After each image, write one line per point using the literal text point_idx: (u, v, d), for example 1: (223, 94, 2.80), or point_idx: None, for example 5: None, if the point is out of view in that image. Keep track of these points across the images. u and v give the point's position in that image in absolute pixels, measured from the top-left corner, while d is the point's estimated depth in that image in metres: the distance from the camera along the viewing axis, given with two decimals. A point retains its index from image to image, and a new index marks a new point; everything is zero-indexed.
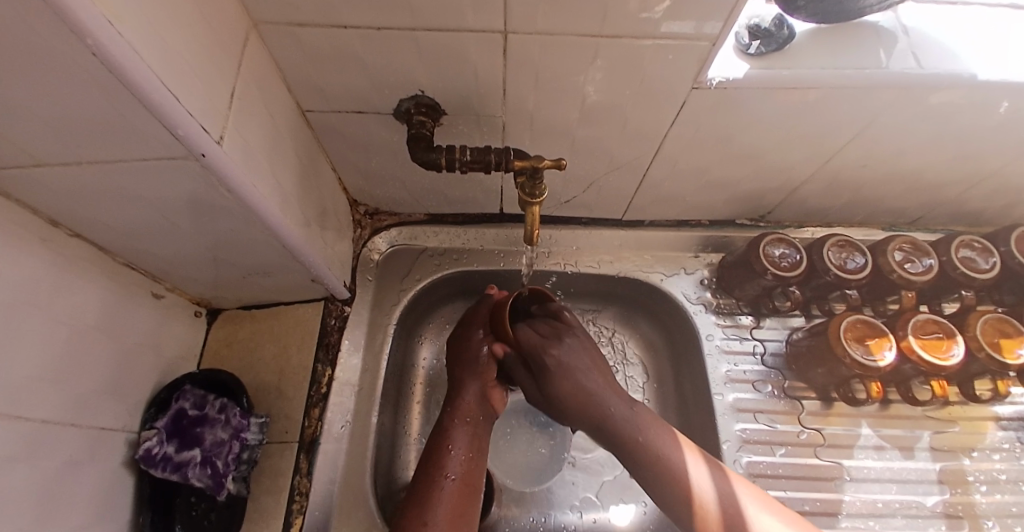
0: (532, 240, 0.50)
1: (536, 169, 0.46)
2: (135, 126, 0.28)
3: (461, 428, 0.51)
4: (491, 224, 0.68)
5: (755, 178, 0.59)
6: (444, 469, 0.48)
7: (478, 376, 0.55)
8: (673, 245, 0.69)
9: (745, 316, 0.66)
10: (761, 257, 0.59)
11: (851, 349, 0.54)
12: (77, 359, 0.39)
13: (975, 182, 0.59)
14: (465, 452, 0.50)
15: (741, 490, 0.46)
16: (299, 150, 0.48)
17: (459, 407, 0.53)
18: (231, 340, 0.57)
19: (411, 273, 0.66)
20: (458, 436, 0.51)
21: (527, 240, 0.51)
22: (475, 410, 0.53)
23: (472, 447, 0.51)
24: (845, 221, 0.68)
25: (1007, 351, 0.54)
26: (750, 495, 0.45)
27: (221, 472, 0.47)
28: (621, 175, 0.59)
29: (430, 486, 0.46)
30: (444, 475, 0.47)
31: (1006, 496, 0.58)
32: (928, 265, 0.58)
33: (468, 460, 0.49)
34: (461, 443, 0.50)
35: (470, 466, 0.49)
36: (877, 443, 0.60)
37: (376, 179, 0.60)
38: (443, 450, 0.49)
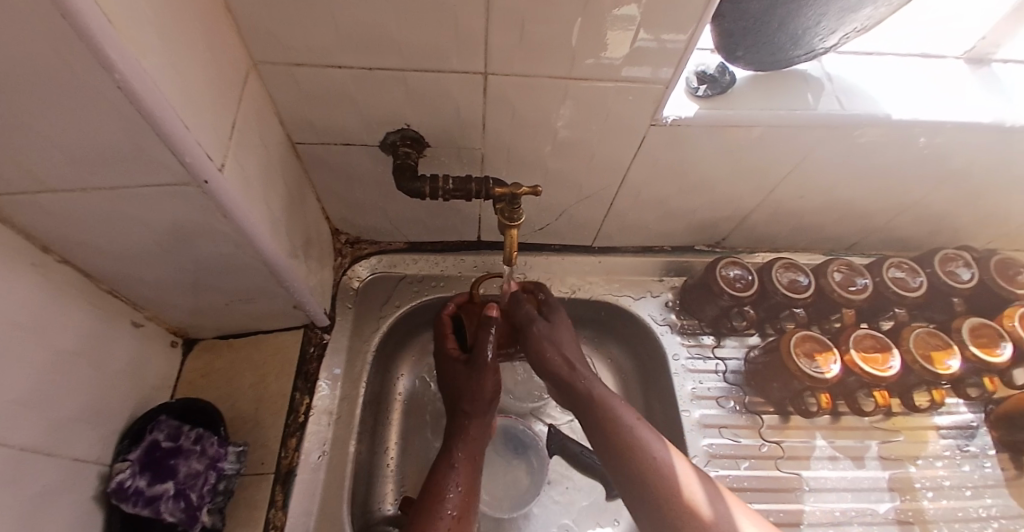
0: (510, 262, 0.53)
1: (515, 195, 0.49)
2: (144, 152, 0.30)
3: (456, 463, 0.51)
4: (468, 253, 0.71)
5: (710, 207, 0.65)
6: (440, 506, 0.46)
7: (472, 411, 0.54)
8: (640, 270, 0.74)
9: (707, 336, 0.70)
10: (718, 279, 0.64)
11: (801, 363, 0.58)
12: (56, 386, 0.38)
13: (898, 210, 0.67)
14: (462, 483, 0.49)
15: (739, 513, 0.45)
16: (287, 179, 0.50)
17: (460, 442, 0.53)
18: (207, 371, 0.56)
19: (388, 300, 0.67)
20: (454, 470, 0.50)
21: (505, 260, 0.53)
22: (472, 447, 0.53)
23: (468, 483, 0.50)
24: (791, 246, 0.75)
25: (938, 362, 0.60)
26: (748, 518, 0.45)
27: (195, 505, 0.45)
28: (591, 204, 0.64)
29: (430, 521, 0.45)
30: (440, 510, 0.46)
31: (950, 500, 0.62)
32: (863, 284, 0.64)
33: (463, 495, 0.48)
34: (458, 476, 0.49)
35: (467, 503, 0.48)
36: (831, 453, 0.63)
37: (358, 208, 0.62)
38: (440, 480, 0.49)
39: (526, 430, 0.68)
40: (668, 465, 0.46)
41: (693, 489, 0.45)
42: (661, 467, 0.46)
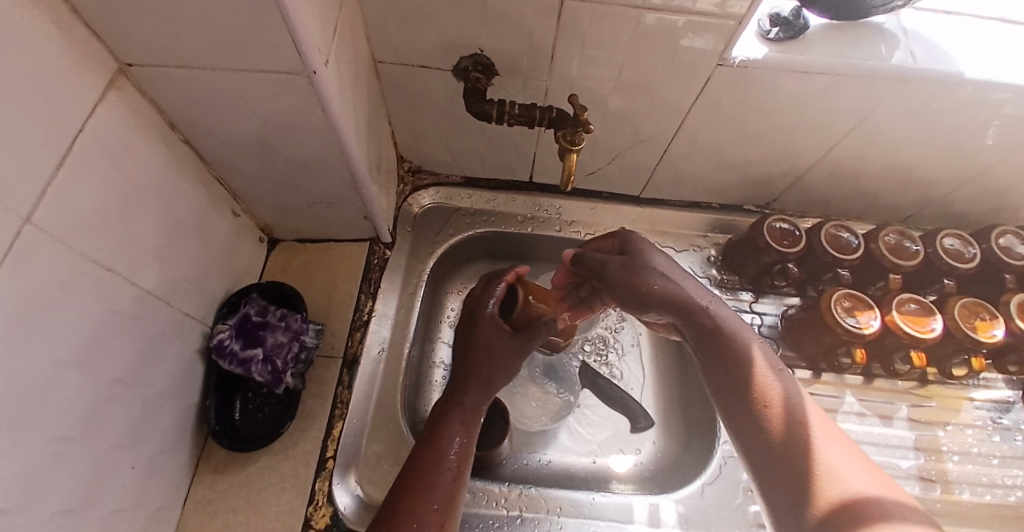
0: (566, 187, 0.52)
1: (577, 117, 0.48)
2: (269, 39, 0.35)
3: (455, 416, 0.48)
4: (521, 192, 0.76)
5: (762, 162, 0.66)
6: (434, 459, 0.44)
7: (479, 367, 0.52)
8: (685, 224, 0.76)
9: (745, 292, 0.72)
10: (764, 234, 0.65)
11: (840, 318, 0.58)
12: (175, 248, 0.46)
13: (961, 181, 0.65)
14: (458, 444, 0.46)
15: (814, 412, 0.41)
16: (371, 98, 0.55)
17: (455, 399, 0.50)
18: (287, 267, 0.63)
19: (444, 229, 0.73)
20: (451, 425, 0.47)
21: (562, 188, 0.53)
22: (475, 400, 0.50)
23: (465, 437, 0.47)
24: (843, 214, 0.74)
25: (983, 331, 0.58)
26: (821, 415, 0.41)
27: (280, 369, 0.52)
28: (644, 149, 0.66)
29: (419, 474, 0.43)
30: (435, 467, 0.43)
31: (977, 466, 0.59)
32: (915, 251, 0.63)
33: (461, 454, 0.46)
34: (454, 433, 0.47)
35: (463, 463, 0.45)
36: (859, 409, 0.62)
37: (425, 136, 0.67)
38: (434, 439, 0.46)
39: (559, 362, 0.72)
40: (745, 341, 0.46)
41: (764, 368, 0.44)
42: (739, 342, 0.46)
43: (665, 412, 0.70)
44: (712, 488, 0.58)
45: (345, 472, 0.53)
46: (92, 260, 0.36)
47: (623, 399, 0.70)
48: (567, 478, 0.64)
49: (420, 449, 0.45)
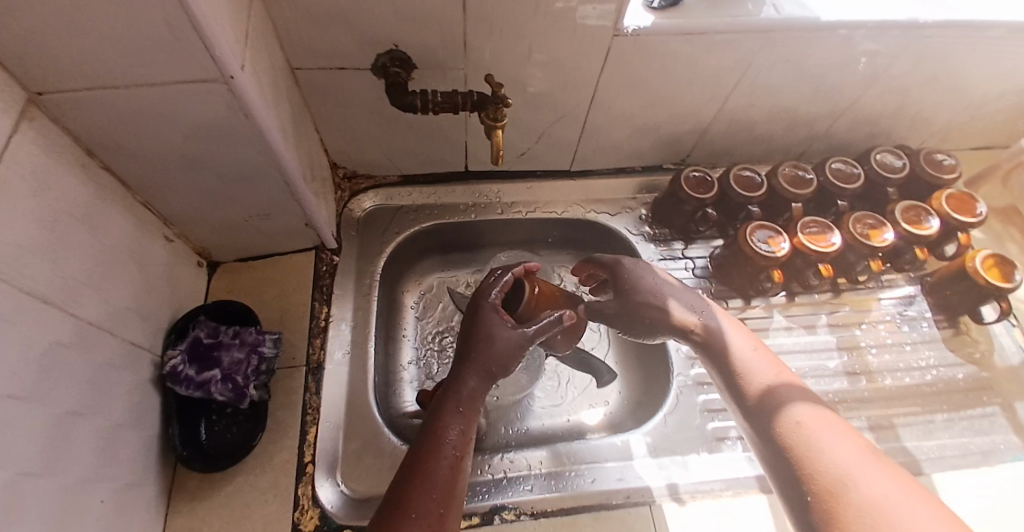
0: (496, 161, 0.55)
1: (497, 94, 0.52)
2: (180, 48, 0.35)
3: (451, 408, 0.46)
4: (459, 183, 0.79)
5: (672, 121, 0.73)
6: (432, 454, 0.42)
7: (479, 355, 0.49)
8: (615, 190, 0.82)
9: (677, 242, 0.79)
10: (683, 186, 0.72)
11: (753, 245, 0.66)
12: (111, 276, 0.44)
13: (836, 116, 0.74)
14: (455, 436, 0.44)
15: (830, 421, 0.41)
16: (293, 105, 0.56)
17: (457, 391, 0.47)
18: (231, 288, 0.62)
19: (390, 228, 0.74)
20: (448, 419, 0.45)
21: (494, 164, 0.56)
22: (472, 395, 0.48)
23: (463, 434, 0.44)
24: (749, 159, 0.83)
25: (874, 237, 0.67)
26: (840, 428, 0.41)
27: (241, 385, 0.52)
28: (566, 123, 0.71)
29: (414, 471, 0.40)
30: (435, 461, 0.41)
31: (891, 355, 0.67)
32: (808, 180, 0.72)
33: (458, 452, 0.43)
34: (451, 426, 0.44)
35: (459, 463, 0.42)
36: (786, 324, 0.70)
37: (354, 139, 0.68)
38: (433, 433, 0.44)
39: None
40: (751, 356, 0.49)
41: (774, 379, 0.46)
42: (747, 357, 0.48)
43: (626, 364, 0.75)
44: (675, 416, 0.63)
45: (328, 473, 0.53)
46: (27, 292, 0.35)
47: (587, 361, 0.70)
48: (546, 438, 0.68)
49: (423, 436, 0.43)
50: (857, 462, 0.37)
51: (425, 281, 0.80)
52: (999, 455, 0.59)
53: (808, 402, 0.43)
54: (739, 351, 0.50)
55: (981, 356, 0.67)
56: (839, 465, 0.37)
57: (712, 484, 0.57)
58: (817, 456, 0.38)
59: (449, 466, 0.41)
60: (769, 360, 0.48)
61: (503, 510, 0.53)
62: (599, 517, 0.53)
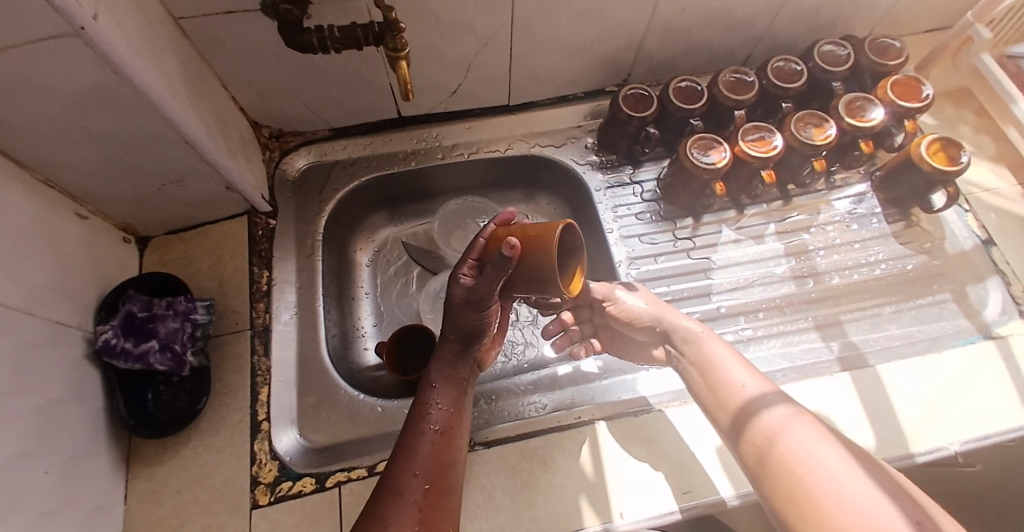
0: (407, 96, 0.51)
1: (388, 19, 0.47)
2: (13, 5, 0.30)
3: (434, 388, 0.48)
4: (395, 130, 0.75)
5: (603, 37, 0.69)
6: (419, 429, 0.45)
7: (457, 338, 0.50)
8: (559, 120, 0.79)
9: (626, 168, 0.77)
10: (620, 105, 0.69)
11: (689, 152, 0.65)
12: (18, 257, 0.43)
13: (776, 10, 0.70)
14: (438, 413, 0.46)
15: (797, 422, 0.43)
16: (184, 60, 0.53)
17: (435, 371, 0.49)
18: (165, 261, 0.62)
19: (327, 185, 0.72)
20: (432, 397, 0.47)
21: (405, 100, 0.52)
22: (452, 373, 0.49)
23: (448, 416, 0.47)
24: (692, 71, 0.79)
25: (818, 134, 0.64)
26: (806, 426, 0.42)
27: (180, 352, 0.52)
28: (492, 50, 0.67)
29: (400, 448, 0.43)
30: (421, 431, 0.44)
31: (842, 255, 0.67)
32: (751, 84, 0.69)
33: (441, 430, 0.45)
34: (434, 404, 0.47)
35: (445, 441, 0.45)
36: (735, 237, 0.70)
37: (269, 93, 0.65)
38: (418, 410, 0.46)
39: None
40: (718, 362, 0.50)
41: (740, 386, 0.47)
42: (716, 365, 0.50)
43: None
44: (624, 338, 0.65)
45: (286, 426, 0.55)
46: None
47: None
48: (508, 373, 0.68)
49: (409, 415, 0.46)
50: (828, 467, 0.38)
51: (378, 238, 0.79)
52: (948, 341, 0.59)
53: (785, 406, 0.44)
54: (717, 359, 0.50)
55: (931, 245, 0.66)
56: (809, 473, 0.38)
57: (663, 396, 0.58)
58: (792, 466, 0.39)
59: (433, 442, 0.44)
60: (742, 365, 0.50)
61: None
62: (550, 439, 0.55)
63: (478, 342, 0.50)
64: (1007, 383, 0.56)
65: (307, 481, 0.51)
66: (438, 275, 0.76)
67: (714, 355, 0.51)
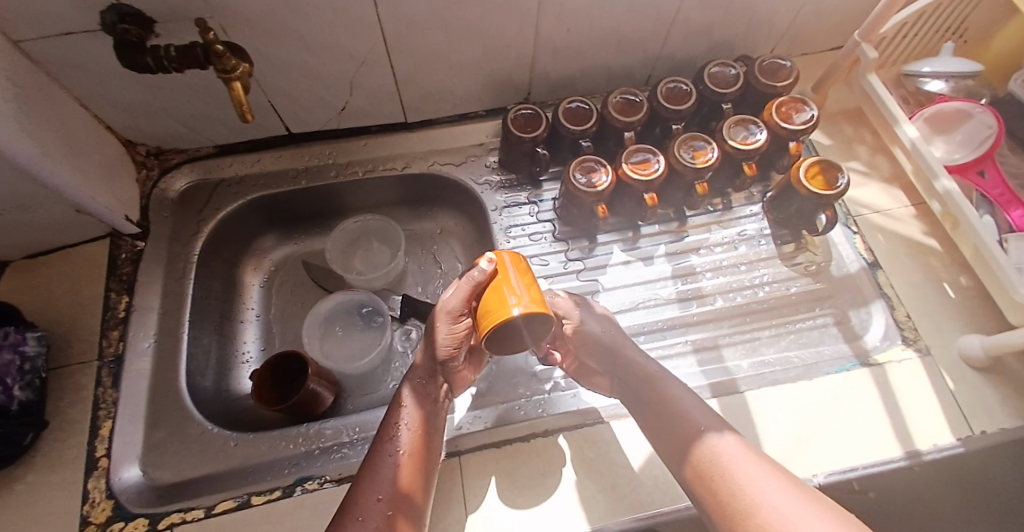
0: (244, 117, 0.47)
1: (206, 40, 0.44)
2: None
3: (403, 405, 0.48)
4: (285, 147, 0.73)
5: (490, 56, 0.67)
6: (385, 447, 0.45)
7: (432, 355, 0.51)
8: (459, 138, 0.77)
9: (527, 188, 0.76)
10: (511, 123, 0.69)
11: (573, 173, 0.65)
12: None
13: (666, 31, 0.69)
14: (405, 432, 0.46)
15: (744, 458, 0.41)
16: (22, 80, 0.48)
17: (403, 390, 0.50)
18: (20, 286, 0.61)
19: (208, 205, 0.69)
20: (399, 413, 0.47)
21: (246, 122, 0.49)
22: (421, 390, 0.49)
23: (417, 433, 0.46)
24: (594, 89, 0.79)
25: (699, 157, 0.65)
26: (756, 463, 0.41)
27: (11, 387, 0.50)
28: (372, 70, 0.64)
29: (366, 467, 0.44)
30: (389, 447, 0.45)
31: (727, 277, 0.68)
32: (639, 105, 0.69)
33: (410, 447, 0.45)
34: (402, 422, 0.47)
35: (413, 458, 0.44)
36: (624, 258, 0.70)
37: (136, 112, 0.62)
38: (385, 428, 0.46)
39: (370, 299, 0.73)
40: (674, 400, 0.48)
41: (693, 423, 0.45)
42: (671, 402, 0.48)
43: None
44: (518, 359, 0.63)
45: (133, 461, 0.53)
46: None
47: None
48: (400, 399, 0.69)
49: (377, 433, 0.46)
50: (783, 505, 0.37)
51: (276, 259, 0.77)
52: (824, 368, 0.59)
53: (736, 442, 0.43)
54: (675, 394, 0.48)
55: (816, 267, 0.67)
56: (770, 513, 0.37)
57: (562, 418, 0.56)
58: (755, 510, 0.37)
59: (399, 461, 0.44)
60: (692, 401, 0.48)
61: (308, 480, 0.52)
62: None
63: (449, 359, 0.51)
64: (879, 414, 0.55)
65: (141, 522, 0.49)
66: (329, 297, 0.72)
67: (669, 390, 0.49)
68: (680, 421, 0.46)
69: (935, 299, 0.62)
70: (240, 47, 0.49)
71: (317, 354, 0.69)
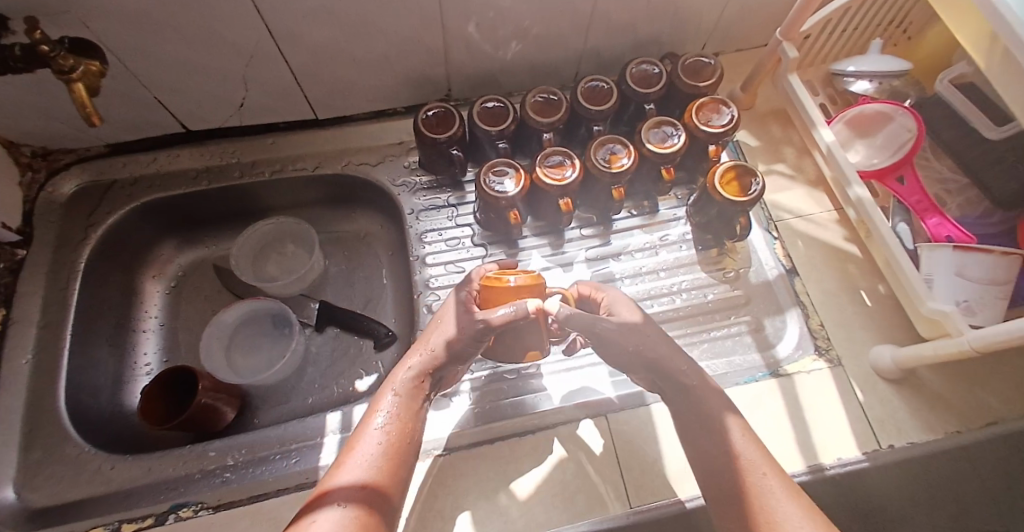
0: (89, 120, 0.43)
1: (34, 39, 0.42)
2: None
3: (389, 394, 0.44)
4: (185, 146, 0.69)
5: (397, 52, 0.63)
6: (362, 439, 0.40)
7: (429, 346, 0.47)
8: (374, 136, 0.74)
9: (448, 191, 0.73)
10: (420, 124, 0.65)
11: (484, 178, 0.62)
12: None
13: (585, 26, 0.66)
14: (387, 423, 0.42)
15: (768, 465, 0.39)
16: None
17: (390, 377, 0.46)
18: None
19: (98, 208, 0.65)
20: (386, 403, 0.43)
21: (98, 127, 0.45)
22: (412, 379, 0.45)
23: (400, 425, 0.42)
24: (520, 86, 0.75)
25: (614, 162, 0.62)
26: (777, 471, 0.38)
27: None
28: (264, 64, 0.60)
29: (340, 461, 0.40)
30: (365, 441, 0.40)
31: (647, 284, 0.66)
32: (558, 105, 0.66)
33: (390, 440, 0.41)
34: (386, 412, 0.42)
35: (391, 454, 0.40)
36: (543, 265, 0.68)
37: (9, 112, 0.58)
38: (366, 419, 0.43)
39: (277, 308, 0.70)
40: (702, 391, 0.45)
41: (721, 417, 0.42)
42: (697, 393, 0.44)
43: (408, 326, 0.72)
44: None
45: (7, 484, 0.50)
46: None
47: (367, 325, 0.70)
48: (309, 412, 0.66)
49: (357, 425, 0.42)
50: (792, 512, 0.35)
51: (182, 263, 0.74)
52: (733, 379, 0.57)
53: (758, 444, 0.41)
54: (704, 386, 0.45)
55: (735, 274, 0.65)
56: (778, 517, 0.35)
57: (564, 411, 0.55)
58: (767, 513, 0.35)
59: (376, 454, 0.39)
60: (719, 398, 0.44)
61: (183, 507, 0.50)
62: (286, 501, 0.50)
63: (456, 358, 0.47)
64: (783, 427, 0.53)
65: None
66: (229, 307, 0.68)
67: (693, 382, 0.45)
68: (707, 411, 0.43)
69: (850, 308, 0.60)
70: (92, 47, 0.48)
71: (219, 365, 0.66)
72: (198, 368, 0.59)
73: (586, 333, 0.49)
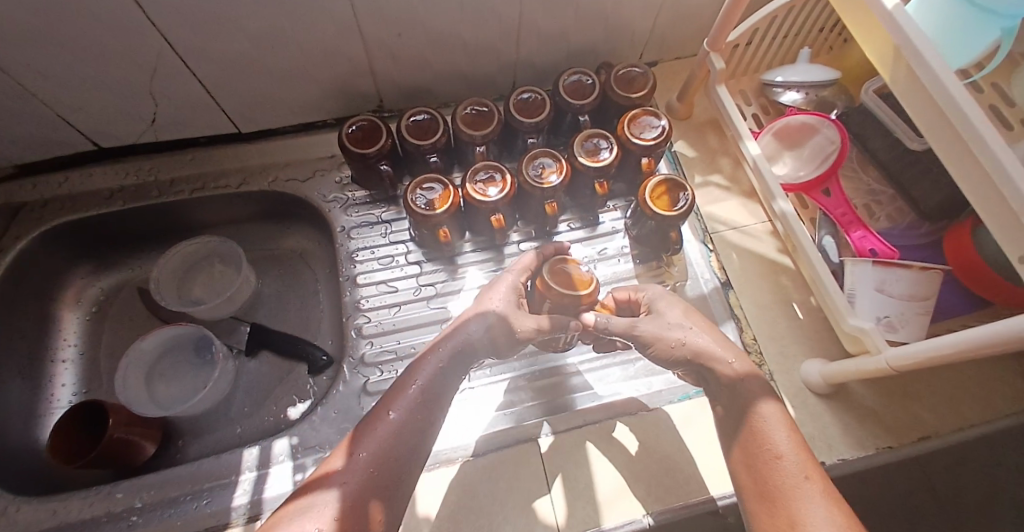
0: None
1: None
2: None
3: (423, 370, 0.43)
4: (99, 165, 0.67)
5: (316, 63, 0.61)
6: (388, 411, 0.40)
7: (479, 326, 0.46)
8: (304, 150, 0.71)
9: (383, 207, 0.71)
10: (344, 138, 0.62)
11: (411, 195, 0.60)
12: None
13: (514, 36, 0.64)
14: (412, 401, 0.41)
15: (804, 464, 0.35)
16: None
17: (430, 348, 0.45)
18: None
19: (5, 233, 0.61)
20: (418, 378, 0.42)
21: None
22: (447, 359, 0.44)
23: (423, 407, 0.41)
24: (455, 96, 0.73)
25: (545, 176, 0.60)
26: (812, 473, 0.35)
27: None
28: (170, 78, 0.57)
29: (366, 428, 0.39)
30: (388, 416, 0.39)
31: None
32: (488, 117, 0.64)
33: (414, 420, 0.40)
34: (413, 390, 0.41)
35: (410, 435, 0.39)
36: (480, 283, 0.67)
37: None
38: (401, 389, 0.42)
39: (197, 334, 0.68)
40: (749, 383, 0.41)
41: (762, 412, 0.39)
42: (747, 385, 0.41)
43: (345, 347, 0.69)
44: (350, 400, 0.58)
45: None
46: None
47: (297, 348, 0.67)
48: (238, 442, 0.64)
49: (385, 396, 0.42)
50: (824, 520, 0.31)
51: (103, 286, 0.71)
52: (666, 397, 0.58)
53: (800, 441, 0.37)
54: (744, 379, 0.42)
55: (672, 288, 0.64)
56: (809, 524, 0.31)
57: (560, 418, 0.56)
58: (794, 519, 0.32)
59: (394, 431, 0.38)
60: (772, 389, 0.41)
61: None
62: None
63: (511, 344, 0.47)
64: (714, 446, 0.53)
65: None
66: (147, 336, 0.65)
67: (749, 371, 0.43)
68: (748, 404, 0.40)
69: (782, 321, 0.60)
70: None
71: (139, 397, 0.64)
72: (107, 403, 0.56)
73: (626, 337, 0.49)
